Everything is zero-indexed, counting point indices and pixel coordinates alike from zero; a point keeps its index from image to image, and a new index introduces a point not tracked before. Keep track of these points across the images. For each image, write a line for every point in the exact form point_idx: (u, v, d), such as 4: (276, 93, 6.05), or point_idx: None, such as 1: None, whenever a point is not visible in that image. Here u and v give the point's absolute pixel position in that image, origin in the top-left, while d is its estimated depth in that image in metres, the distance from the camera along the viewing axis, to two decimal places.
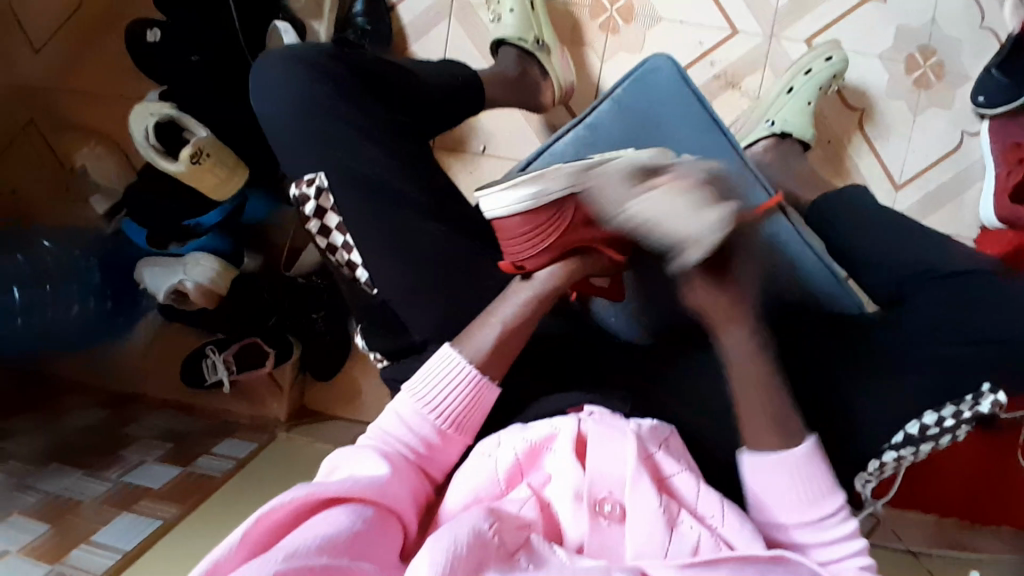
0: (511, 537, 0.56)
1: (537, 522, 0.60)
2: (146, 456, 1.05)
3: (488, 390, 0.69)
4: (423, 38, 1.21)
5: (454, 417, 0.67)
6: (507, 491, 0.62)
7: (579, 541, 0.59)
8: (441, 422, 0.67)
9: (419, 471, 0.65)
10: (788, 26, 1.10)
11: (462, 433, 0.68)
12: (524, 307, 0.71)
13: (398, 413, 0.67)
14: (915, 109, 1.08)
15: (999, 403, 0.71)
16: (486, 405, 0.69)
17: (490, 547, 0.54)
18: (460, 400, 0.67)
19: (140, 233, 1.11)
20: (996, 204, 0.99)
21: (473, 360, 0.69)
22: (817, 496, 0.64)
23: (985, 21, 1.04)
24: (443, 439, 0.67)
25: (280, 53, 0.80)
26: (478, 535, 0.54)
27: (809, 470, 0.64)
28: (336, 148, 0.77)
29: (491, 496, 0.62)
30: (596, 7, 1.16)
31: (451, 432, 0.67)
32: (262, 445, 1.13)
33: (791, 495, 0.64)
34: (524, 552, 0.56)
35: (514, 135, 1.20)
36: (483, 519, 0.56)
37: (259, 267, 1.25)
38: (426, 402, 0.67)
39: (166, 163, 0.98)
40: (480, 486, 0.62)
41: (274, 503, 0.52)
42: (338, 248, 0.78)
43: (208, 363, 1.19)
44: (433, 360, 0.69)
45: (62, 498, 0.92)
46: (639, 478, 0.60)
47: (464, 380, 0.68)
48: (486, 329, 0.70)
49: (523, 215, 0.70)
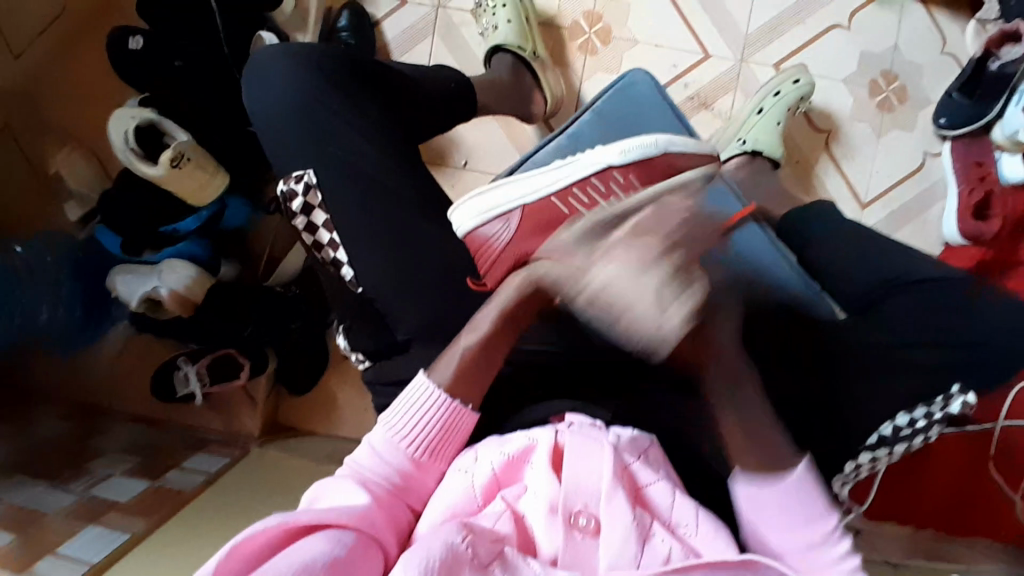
0: (485, 549, 0.54)
1: (511, 535, 0.58)
2: (113, 469, 1.02)
3: (464, 415, 0.67)
4: (406, 53, 1.23)
5: (431, 444, 0.65)
6: (483, 506, 0.61)
7: (552, 555, 0.57)
8: (417, 451, 0.64)
9: (400, 502, 0.62)
10: (759, 50, 1.14)
11: (438, 459, 0.65)
12: (494, 317, 0.71)
13: (370, 443, 0.65)
14: (879, 130, 1.12)
15: (968, 404, 0.71)
16: (463, 430, 0.67)
17: (465, 558, 0.52)
18: (433, 425, 0.66)
19: (113, 240, 1.11)
20: (957, 219, 1.04)
21: (443, 383, 0.67)
22: (812, 518, 0.65)
23: (946, 47, 1.10)
24: (419, 468, 0.64)
25: (266, 58, 0.82)
26: (452, 549, 0.52)
27: (805, 491, 0.65)
28: (319, 152, 0.77)
29: (467, 512, 0.60)
30: (575, 29, 1.19)
31: (428, 460, 0.65)
32: (234, 460, 1.10)
33: (781, 516, 0.65)
34: (499, 562, 0.54)
35: (496, 149, 1.21)
36: (457, 533, 0.54)
37: (236, 275, 1.19)
38: (400, 432, 0.65)
39: (144, 167, 0.97)
40: (456, 502, 0.61)
41: (247, 533, 0.49)
42: (324, 246, 0.78)
43: (179, 375, 1.17)
44: (405, 391, 0.67)
45: (27, 509, 0.89)
46: (614, 493, 0.58)
47: (438, 402, 0.66)
48: (452, 351, 0.69)
49: (477, 228, 0.76)
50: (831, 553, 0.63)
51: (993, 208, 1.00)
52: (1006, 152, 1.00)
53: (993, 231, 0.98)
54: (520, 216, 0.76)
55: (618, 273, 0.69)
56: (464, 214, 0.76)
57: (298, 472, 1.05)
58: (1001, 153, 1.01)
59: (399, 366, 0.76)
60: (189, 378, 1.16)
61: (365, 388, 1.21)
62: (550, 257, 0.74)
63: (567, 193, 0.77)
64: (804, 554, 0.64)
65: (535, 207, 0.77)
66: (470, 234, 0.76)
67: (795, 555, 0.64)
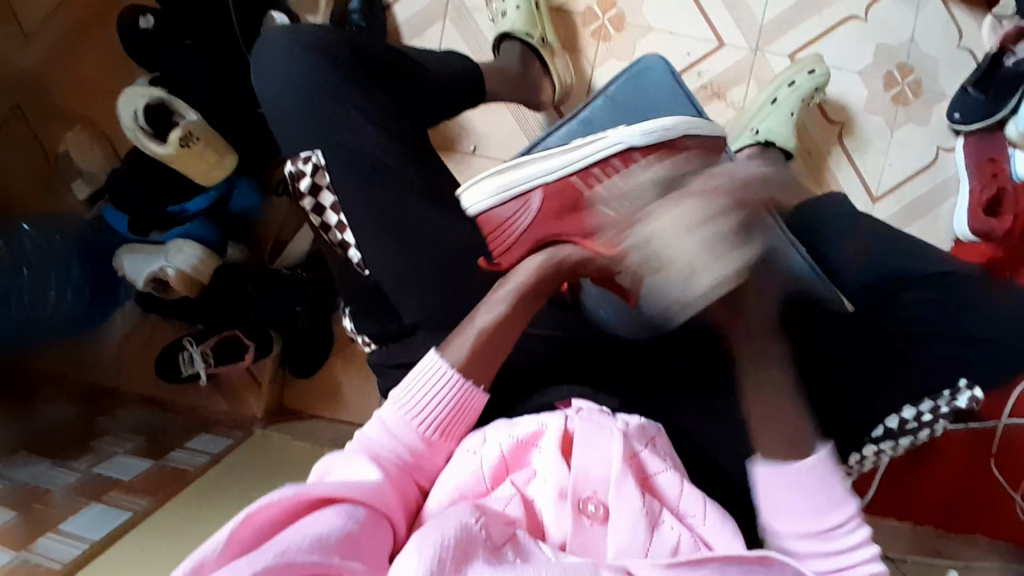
0: (497, 531, 0.54)
1: (521, 519, 0.58)
2: (117, 448, 1.02)
3: (474, 395, 0.67)
4: (417, 37, 1.22)
5: (442, 423, 0.65)
6: (491, 489, 0.61)
7: (561, 539, 0.57)
8: (428, 429, 0.64)
9: (410, 481, 0.62)
10: (773, 39, 1.13)
11: (447, 438, 0.65)
12: (516, 292, 0.70)
13: (381, 419, 0.65)
14: (893, 124, 1.11)
15: (975, 398, 0.73)
16: (473, 409, 0.67)
17: (478, 540, 0.52)
18: (444, 404, 0.65)
19: (122, 220, 1.10)
20: (969, 216, 1.03)
21: (455, 363, 0.66)
22: (828, 504, 0.62)
23: (963, 41, 1.09)
24: (429, 446, 0.64)
25: (279, 36, 0.81)
26: (466, 530, 0.52)
27: (819, 484, 0.63)
28: (331, 131, 0.77)
29: (475, 493, 0.60)
30: (588, 15, 1.18)
31: (439, 439, 0.64)
32: (238, 441, 1.09)
33: (796, 510, 0.62)
34: (511, 544, 0.54)
35: (505, 135, 1.21)
36: (471, 515, 0.54)
37: (244, 256, 1.21)
38: (411, 409, 0.64)
39: (153, 145, 0.96)
40: (465, 483, 0.61)
41: (261, 503, 0.49)
42: (331, 227, 0.77)
43: (184, 356, 1.16)
44: (418, 367, 0.66)
45: (31, 485, 0.89)
46: (624, 479, 0.58)
47: (449, 380, 0.65)
48: (465, 329, 0.68)
49: (494, 206, 0.79)
50: (842, 543, 0.62)
51: (1004, 207, 1.00)
52: (1018, 149, 1.00)
53: (1005, 228, 0.97)
54: (541, 198, 0.79)
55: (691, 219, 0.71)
56: (477, 193, 0.80)
57: (301, 455, 1.05)
58: (1014, 150, 1.01)
59: (406, 348, 0.75)
60: (193, 359, 1.15)
61: (369, 372, 1.21)
62: (573, 240, 0.77)
63: (587, 175, 0.79)
64: (810, 542, 0.62)
65: (556, 189, 0.79)
66: (484, 215, 0.79)
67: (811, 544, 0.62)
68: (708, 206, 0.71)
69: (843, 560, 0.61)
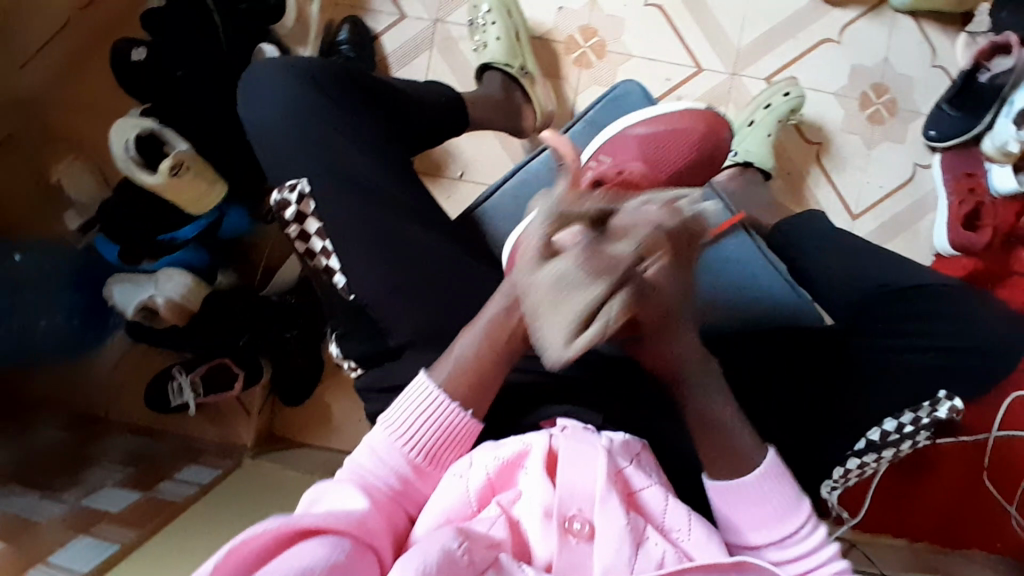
0: (480, 556, 0.54)
1: (506, 540, 0.57)
2: (106, 479, 1.02)
3: (470, 427, 0.65)
4: (406, 67, 1.25)
5: (432, 450, 0.63)
6: (477, 511, 0.60)
7: (547, 560, 0.57)
8: (416, 455, 0.63)
9: (398, 509, 0.60)
10: (750, 63, 1.16)
11: (438, 467, 0.64)
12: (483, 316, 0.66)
13: (370, 446, 0.63)
14: (870, 142, 1.14)
15: (956, 409, 0.73)
16: (468, 441, 0.65)
17: (460, 564, 0.52)
18: (435, 431, 0.64)
19: (112, 249, 1.12)
20: (947, 230, 1.06)
21: (442, 383, 0.65)
22: (777, 511, 0.62)
23: (937, 60, 1.12)
24: (418, 473, 0.63)
25: (268, 67, 0.84)
26: (447, 554, 0.51)
27: (773, 492, 0.63)
28: (316, 161, 0.78)
29: (460, 517, 0.59)
30: (571, 43, 1.21)
31: (429, 468, 0.63)
32: (227, 471, 1.08)
33: (757, 521, 0.62)
34: (493, 569, 0.54)
35: (490, 161, 1.23)
36: (454, 538, 0.53)
37: (233, 283, 1.22)
38: (399, 432, 0.63)
39: (145, 176, 0.98)
40: (449, 506, 0.59)
41: (245, 535, 0.48)
42: (316, 254, 0.78)
43: (174, 385, 1.17)
44: (407, 392, 0.65)
45: (20, 517, 0.88)
46: (609, 497, 0.58)
47: (439, 404, 0.64)
48: (460, 344, 0.66)
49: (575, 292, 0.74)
50: (796, 546, 0.62)
51: (983, 219, 1.03)
52: (996, 164, 1.03)
53: (985, 242, 1.02)
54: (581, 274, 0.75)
55: (569, 265, 0.51)
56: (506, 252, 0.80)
57: (289, 483, 1.04)
58: (990, 165, 1.04)
59: (393, 371, 0.76)
60: (182, 389, 1.16)
61: (358, 398, 1.22)
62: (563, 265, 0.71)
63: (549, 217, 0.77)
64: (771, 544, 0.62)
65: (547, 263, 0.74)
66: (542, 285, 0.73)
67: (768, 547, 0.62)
68: (596, 255, 0.51)
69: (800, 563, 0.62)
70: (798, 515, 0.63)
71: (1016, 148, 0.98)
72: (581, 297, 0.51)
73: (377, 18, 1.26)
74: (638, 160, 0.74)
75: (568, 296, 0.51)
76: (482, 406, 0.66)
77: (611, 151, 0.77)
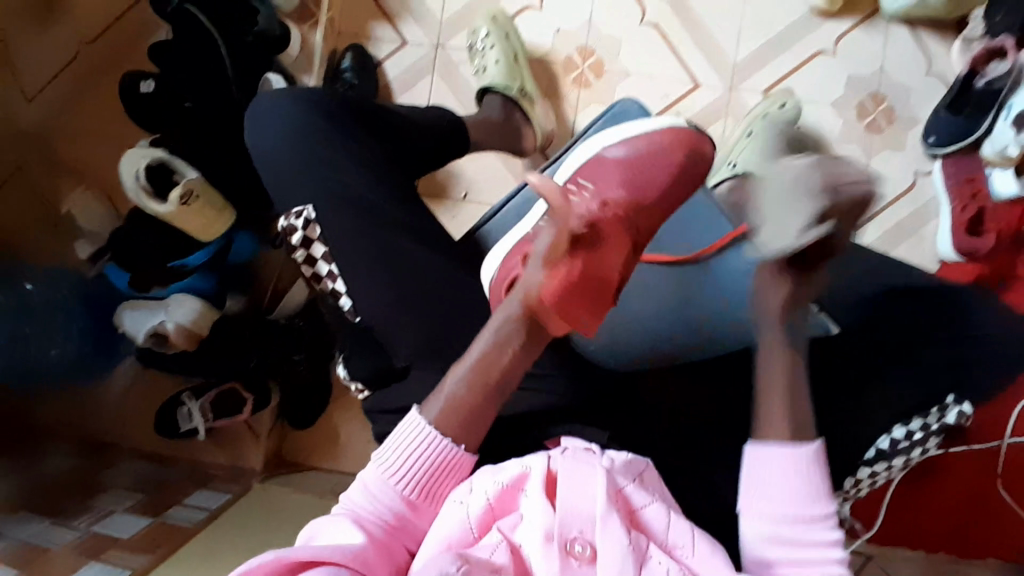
0: None
1: (508, 565, 0.56)
2: (116, 506, 1.02)
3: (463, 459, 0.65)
4: (408, 91, 1.27)
5: (425, 483, 0.63)
6: (478, 537, 0.59)
7: None
8: (408, 490, 0.62)
9: (396, 543, 0.60)
10: (747, 77, 1.18)
11: (433, 500, 0.63)
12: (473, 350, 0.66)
13: (363, 482, 0.63)
14: (869, 151, 1.15)
15: (965, 412, 0.76)
16: (461, 473, 0.65)
17: None
18: (427, 465, 0.63)
19: (123, 278, 1.14)
20: (952, 237, 1.06)
21: (432, 421, 0.64)
22: (807, 495, 0.61)
23: (932, 68, 1.13)
24: (413, 509, 0.62)
25: (273, 95, 0.86)
26: None
27: (803, 474, 0.61)
28: (320, 185, 0.80)
29: (462, 543, 0.59)
30: (569, 64, 1.23)
31: (423, 502, 0.63)
32: (236, 496, 1.09)
33: (779, 498, 0.61)
34: None
35: (493, 181, 1.25)
36: (452, 562, 0.52)
37: (242, 308, 1.23)
38: (390, 469, 0.63)
39: (155, 204, 1.00)
40: (450, 533, 0.59)
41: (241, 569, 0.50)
42: (322, 277, 0.80)
43: (183, 411, 1.19)
44: (400, 427, 0.65)
45: (32, 545, 0.88)
46: (609, 517, 0.58)
47: (430, 439, 0.63)
48: (450, 379, 0.66)
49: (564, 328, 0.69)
50: (812, 537, 0.60)
51: (987, 225, 1.02)
52: (997, 168, 1.00)
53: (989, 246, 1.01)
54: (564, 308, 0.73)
55: (799, 182, 0.67)
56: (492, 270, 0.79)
57: (299, 506, 1.04)
58: (991, 169, 1.01)
59: (399, 391, 0.76)
60: (192, 415, 1.18)
61: (367, 421, 1.23)
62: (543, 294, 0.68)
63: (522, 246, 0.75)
64: (785, 529, 0.60)
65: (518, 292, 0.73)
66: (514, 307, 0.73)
67: (783, 530, 0.60)
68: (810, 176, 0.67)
69: (812, 558, 0.59)
70: (820, 509, 0.60)
71: (1014, 154, 0.95)
72: (803, 207, 0.65)
73: (379, 46, 1.29)
74: (621, 186, 0.75)
75: (793, 211, 0.66)
76: (484, 432, 0.66)
77: (589, 175, 0.78)
